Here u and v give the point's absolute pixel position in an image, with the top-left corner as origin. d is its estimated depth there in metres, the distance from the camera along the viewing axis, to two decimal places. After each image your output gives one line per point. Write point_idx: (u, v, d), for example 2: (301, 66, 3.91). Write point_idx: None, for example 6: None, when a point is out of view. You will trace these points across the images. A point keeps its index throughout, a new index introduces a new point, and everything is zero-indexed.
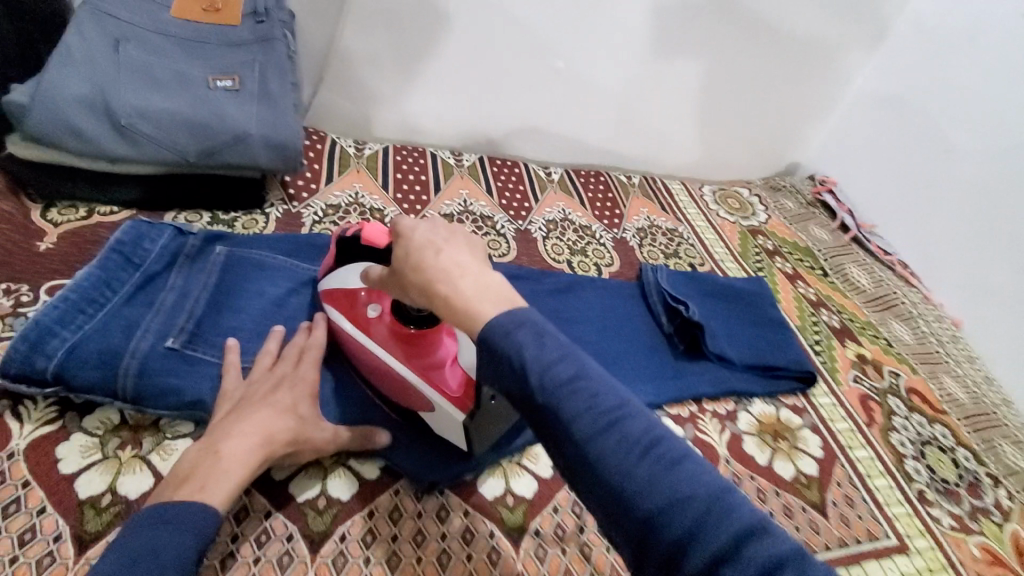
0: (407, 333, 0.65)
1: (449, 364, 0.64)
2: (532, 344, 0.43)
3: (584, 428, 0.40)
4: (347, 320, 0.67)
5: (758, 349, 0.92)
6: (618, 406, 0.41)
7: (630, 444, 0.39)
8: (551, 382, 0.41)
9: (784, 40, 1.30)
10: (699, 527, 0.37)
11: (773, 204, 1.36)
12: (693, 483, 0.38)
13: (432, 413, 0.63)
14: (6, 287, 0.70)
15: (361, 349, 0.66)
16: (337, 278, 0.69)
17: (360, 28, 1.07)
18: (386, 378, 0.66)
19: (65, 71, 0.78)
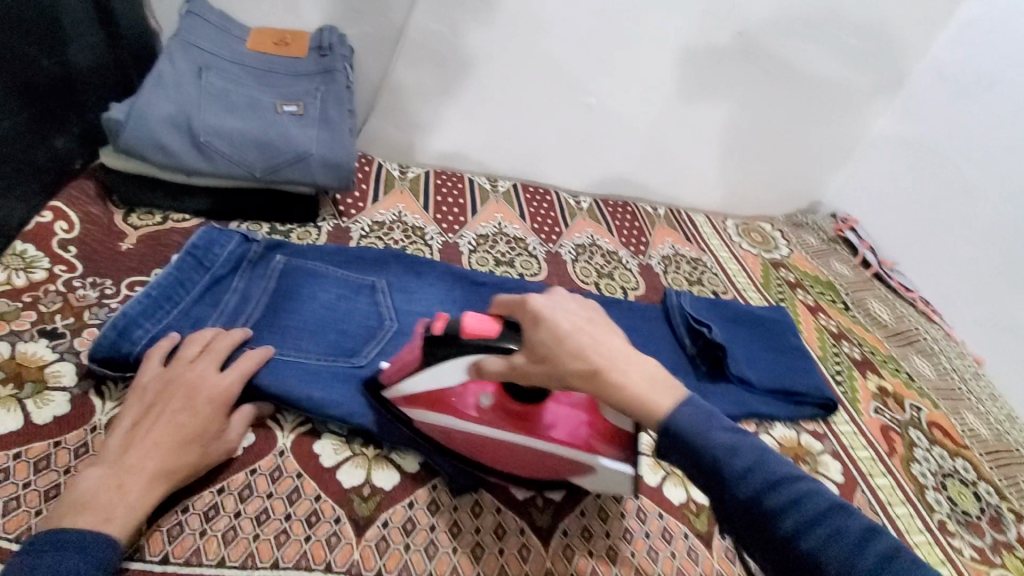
0: (522, 411, 0.64)
1: (574, 420, 0.65)
2: (660, 388, 0.55)
3: (712, 449, 0.50)
4: (454, 416, 0.65)
5: (780, 373, 0.95)
6: (737, 432, 0.51)
7: (748, 460, 0.49)
8: (680, 415, 0.52)
9: (809, 84, 1.35)
10: (818, 526, 0.45)
11: (796, 239, 1.40)
12: (806, 491, 0.47)
13: (597, 475, 0.64)
14: (92, 281, 0.77)
15: (483, 442, 0.65)
16: (431, 377, 0.65)
17: (412, 63, 1.16)
18: (521, 458, 0.65)
19: (157, 93, 0.87)
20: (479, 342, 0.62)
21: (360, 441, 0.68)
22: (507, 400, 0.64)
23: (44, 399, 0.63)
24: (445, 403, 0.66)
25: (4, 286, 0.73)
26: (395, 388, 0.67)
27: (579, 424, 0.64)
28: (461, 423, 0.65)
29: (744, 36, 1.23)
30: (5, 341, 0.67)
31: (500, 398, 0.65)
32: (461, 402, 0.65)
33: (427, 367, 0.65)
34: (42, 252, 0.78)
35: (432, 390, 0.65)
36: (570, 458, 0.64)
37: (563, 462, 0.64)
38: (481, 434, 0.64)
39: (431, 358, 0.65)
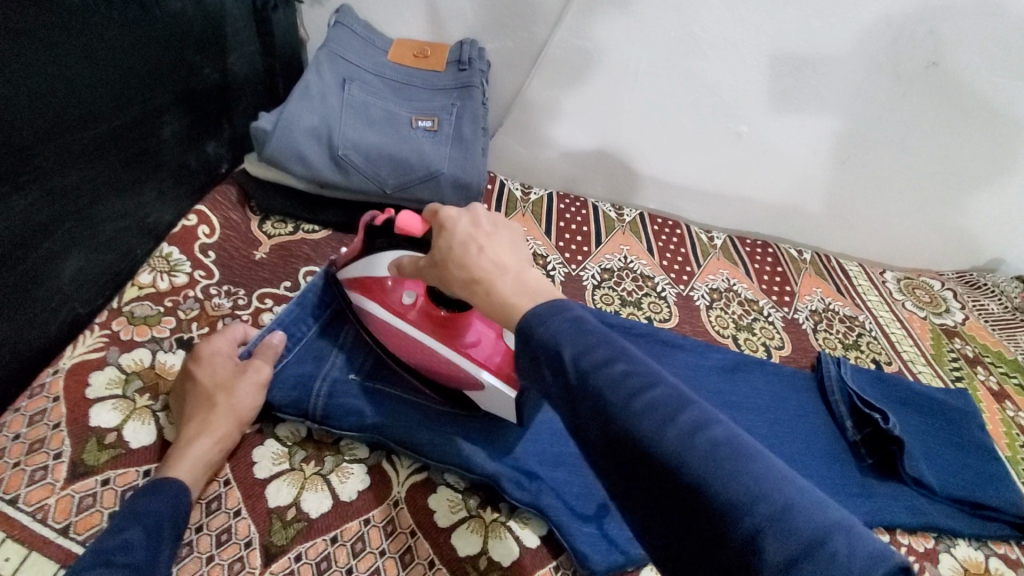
0: (444, 317, 0.64)
1: (493, 341, 0.63)
2: (568, 330, 0.44)
3: (624, 410, 0.39)
4: (379, 304, 0.67)
5: (966, 480, 0.78)
6: (652, 382, 0.40)
7: (659, 417, 0.38)
8: (583, 366, 0.41)
9: (1017, 124, 1.10)
10: (746, 502, 0.34)
11: (972, 304, 1.18)
12: (742, 458, 0.36)
13: (486, 394, 0.61)
14: (227, 290, 0.77)
15: (400, 337, 0.65)
16: (366, 264, 0.67)
17: (549, 81, 1.10)
18: (434, 361, 0.64)
19: (302, 104, 0.87)
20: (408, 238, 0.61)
21: (476, 501, 0.62)
22: (434, 306, 0.64)
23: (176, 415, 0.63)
24: (378, 293, 0.67)
25: (150, 288, 0.74)
26: (347, 269, 0.70)
27: (498, 351, 0.62)
28: (385, 312, 0.66)
29: (940, 67, 1.04)
30: (147, 346, 0.68)
31: (426, 302, 0.65)
32: (393, 297, 0.66)
33: (366, 255, 0.67)
34: (184, 256, 0.78)
35: (365, 276, 0.67)
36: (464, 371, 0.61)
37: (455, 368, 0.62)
38: (399, 327, 0.65)
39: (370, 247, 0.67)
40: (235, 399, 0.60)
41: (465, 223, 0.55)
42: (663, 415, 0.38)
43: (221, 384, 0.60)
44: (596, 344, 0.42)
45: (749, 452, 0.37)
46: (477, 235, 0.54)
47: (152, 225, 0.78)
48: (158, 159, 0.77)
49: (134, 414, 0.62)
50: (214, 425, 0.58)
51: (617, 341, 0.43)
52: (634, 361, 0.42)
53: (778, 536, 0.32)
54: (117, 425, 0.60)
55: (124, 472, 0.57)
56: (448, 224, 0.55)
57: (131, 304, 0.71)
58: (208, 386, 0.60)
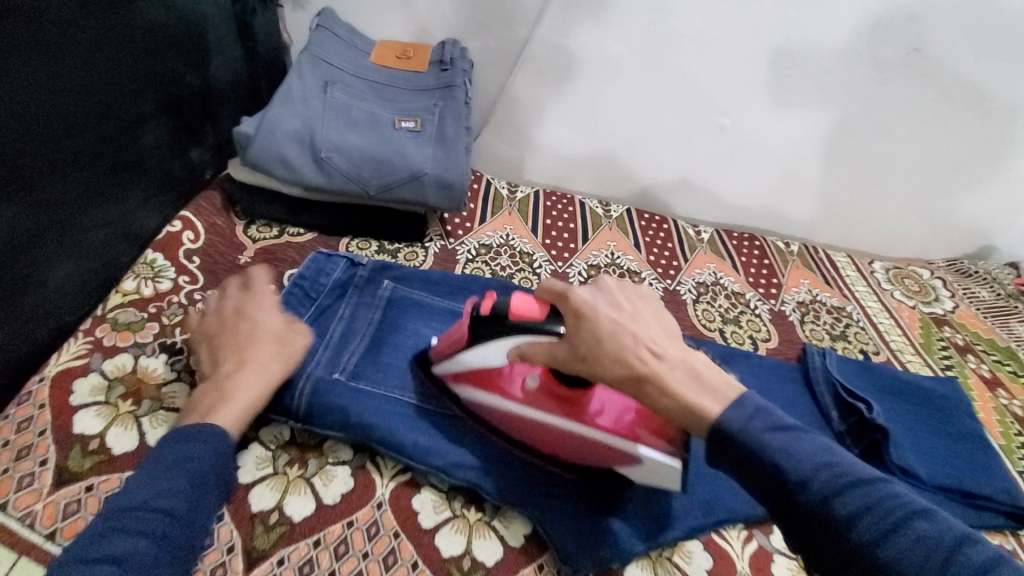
0: (567, 395, 0.61)
1: (620, 406, 0.62)
2: (731, 405, 0.49)
3: (748, 431, 0.47)
4: (499, 397, 0.64)
5: (955, 468, 0.78)
6: (827, 454, 0.46)
7: (834, 482, 0.43)
8: (757, 432, 0.47)
9: (1000, 108, 1.10)
10: (929, 557, 0.38)
11: (962, 292, 1.18)
12: (921, 519, 0.41)
13: (646, 467, 0.60)
14: (211, 294, 0.78)
15: (539, 427, 0.63)
16: (476, 355, 0.62)
17: (533, 79, 1.10)
18: (566, 441, 0.63)
19: (284, 108, 0.88)
20: (522, 324, 0.58)
21: (460, 502, 0.63)
22: (554, 383, 0.62)
23: (158, 420, 0.63)
24: (493, 384, 0.64)
25: (133, 294, 0.74)
26: (443, 363, 0.66)
27: (625, 411, 0.62)
28: (509, 403, 0.63)
29: (923, 54, 1.04)
30: (130, 352, 0.68)
31: (547, 380, 0.62)
32: (511, 385, 0.64)
33: (472, 346, 0.63)
34: (169, 262, 0.79)
35: (480, 371, 0.64)
36: (620, 450, 0.60)
37: (614, 450, 0.60)
38: (540, 420, 0.62)
39: (475, 337, 0.62)
40: (292, 347, 0.63)
41: (604, 303, 0.56)
42: (779, 436, 0.47)
43: (280, 334, 0.63)
44: (754, 413, 0.48)
45: (927, 517, 0.41)
46: (622, 320, 0.55)
47: (137, 232, 0.78)
48: (143, 166, 0.77)
49: (116, 420, 0.62)
50: (266, 369, 0.60)
51: (785, 418, 0.48)
52: (801, 433, 0.47)
53: (874, 519, 0.41)
54: (100, 432, 0.61)
55: (107, 478, 0.58)
56: (586, 309, 0.55)
57: (115, 311, 0.72)
58: (268, 332, 0.63)
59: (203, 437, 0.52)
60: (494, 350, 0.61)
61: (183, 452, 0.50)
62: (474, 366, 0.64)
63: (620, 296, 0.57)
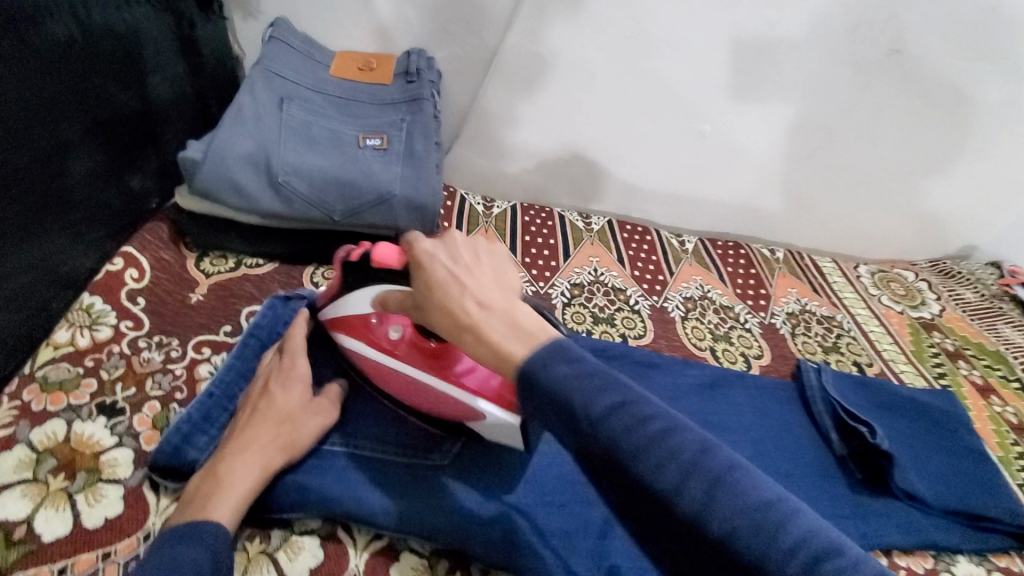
0: (433, 349, 0.62)
1: (480, 370, 0.60)
2: (569, 373, 0.41)
3: (638, 456, 0.37)
4: (365, 342, 0.64)
5: (960, 489, 0.75)
6: (667, 423, 0.39)
7: (683, 465, 0.37)
8: (595, 413, 0.39)
9: (978, 106, 1.09)
10: (763, 547, 0.34)
11: (948, 294, 1.17)
12: (762, 502, 0.36)
13: (490, 424, 0.58)
14: (158, 341, 0.70)
15: (395, 376, 0.63)
16: (351, 305, 0.66)
17: (504, 88, 1.04)
18: (419, 394, 0.62)
19: (235, 129, 0.80)
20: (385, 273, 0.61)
21: (444, 566, 0.57)
22: (422, 338, 0.63)
23: (96, 495, 0.56)
24: (363, 330, 0.64)
25: (67, 347, 0.66)
26: (325, 309, 0.70)
27: (489, 375, 0.59)
28: (365, 347, 0.64)
29: (903, 55, 1.02)
30: (62, 416, 0.60)
31: (411, 333, 0.63)
32: (377, 333, 0.64)
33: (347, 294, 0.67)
34: (109, 306, 0.71)
35: (352, 317, 0.65)
36: (462, 403, 0.58)
37: (456, 403, 0.59)
38: (394, 369, 0.62)
39: (345, 284, 0.67)
40: (299, 431, 0.59)
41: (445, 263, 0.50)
42: (684, 467, 0.37)
43: (290, 413, 0.59)
44: (604, 388, 0.40)
45: (770, 494, 0.36)
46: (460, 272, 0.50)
47: (69, 274, 0.70)
48: (71, 202, 0.69)
49: (47, 499, 0.54)
50: (266, 451, 0.56)
51: (628, 386, 0.40)
52: (644, 401, 0.40)
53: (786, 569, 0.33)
54: (27, 517, 0.53)
55: (35, 572, 0.50)
56: (423, 262, 0.51)
57: (46, 367, 0.64)
58: (277, 410, 0.59)
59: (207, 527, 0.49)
60: (360, 292, 0.65)
61: (181, 553, 0.46)
62: (350, 310, 0.66)
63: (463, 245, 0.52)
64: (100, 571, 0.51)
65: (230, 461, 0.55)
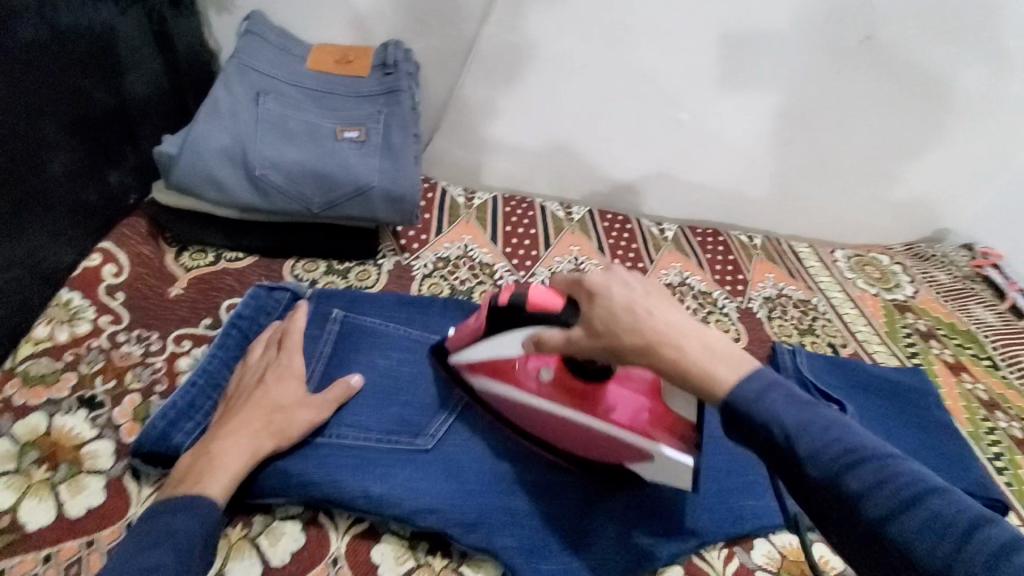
0: (583, 390, 0.61)
1: (639, 403, 0.60)
2: (740, 382, 0.47)
3: (821, 462, 0.43)
4: (517, 390, 0.63)
5: (929, 463, 0.77)
6: (844, 428, 0.45)
7: (846, 459, 0.43)
8: (776, 421, 0.45)
9: (948, 90, 1.11)
10: (945, 534, 0.40)
11: (922, 276, 1.19)
12: (927, 498, 0.41)
13: (659, 464, 0.59)
14: (138, 334, 0.70)
15: (572, 427, 0.61)
16: (491, 346, 0.63)
17: (483, 79, 1.05)
18: (578, 434, 0.62)
19: (210, 123, 0.80)
20: (542, 317, 0.58)
21: (424, 548, 0.58)
22: (574, 379, 0.61)
23: (78, 486, 0.56)
24: (474, 368, 0.65)
25: (46, 343, 0.66)
26: (461, 355, 0.66)
27: (641, 410, 0.60)
28: (528, 398, 0.62)
29: (874, 41, 1.03)
30: (43, 410, 0.61)
31: (559, 372, 0.62)
32: (524, 376, 0.63)
33: (489, 338, 0.63)
34: (88, 301, 0.71)
35: (495, 358, 0.63)
36: (634, 446, 0.59)
37: (632, 446, 0.59)
38: (554, 414, 0.61)
39: (494, 328, 0.63)
40: (290, 420, 0.59)
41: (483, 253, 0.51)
42: (855, 468, 0.43)
43: (284, 404, 0.59)
44: (786, 398, 0.46)
45: (932, 488, 0.42)
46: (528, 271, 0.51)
47: (46, 270, 0.70)
48: (49, 198, 0.69)
49: (30, 491, 0.56)
50: (257, 438, 0.57)
51: (796, 387, 0.47)
52: (829, 413, 0.46)
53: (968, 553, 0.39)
54: (11, 507, 0.54)
55: (21, 560, 0.52)
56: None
57: (26, 363, 0.64)
58: (271, 400, 0.59)
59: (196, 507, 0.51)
60: (509, 338, 0.61)
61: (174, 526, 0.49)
62: (488, 355, 0.63)
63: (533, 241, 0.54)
64: (83, 559, 0.52)
65: (222, 446, 0.55)
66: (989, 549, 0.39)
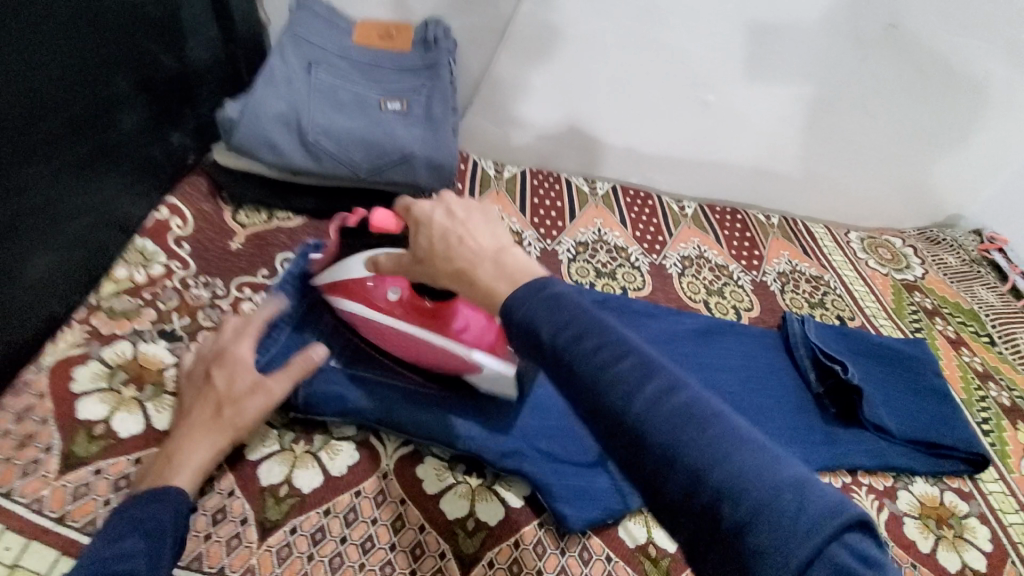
0: (431, 308, 0.67)
1: (478, 322, 0.67)
2: (543, 305, 0.44)
3: (597, 379, 0.41)
4: (366, 305, 0.68)
5: (923, 422, 0.83)
6: (623, 348, 0.42)
7: (629, 376, 0.40)
8: (561, 341, 0.42)
9: (966, 81, 1.15)
10: (702, 460, 0.37)
11: (931, 258, 1.23)
12: (700, 418, 0.39)
13: (485, 376, 0.65)
14: (205, 281, 0.79)
15: (392, 332, 0.67)
16: (343, 268, 0.69)
17: (515, 58, 1.10)
18: (419, 353, 0.67)
19: (269, 91, 0.87)
20: (386, 236, 0.66)
21: (462, 468, 0.65)
22: (419, 299, 0.67)
23: (162, 404, 0.65)
24: (361, 292, 0.68)
25: (127, 283, 0.75)
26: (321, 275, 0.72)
27: (486, 331, 0.67)
28: (373, 311, 0.67)
29: (896, 28, 1.07)
30: (128, 340, 0.69)
31: (410, 295, 0.67)
32: (376, 294, 0.68)
33: (342, 259, 0.70)
34: (158, 248, 0.80)
35: (346, 279, 0.68)
36: (464, 359, 0.65)
37: (462, 360, 0.65)
38: (398, 328, 0.66)
39: (347, 250, 0.70)
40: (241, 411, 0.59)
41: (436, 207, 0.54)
42: (637, 389, 0.40)
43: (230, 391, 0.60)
44: (570, 317, 0.43)
45: (711, 408, 0.40)
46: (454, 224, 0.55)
47: (126, 219, 0.79)
48: (123, 151, 0.77)
49: (120, 405, 0.63)
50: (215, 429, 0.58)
51: (576, 297, 0.45)
52: (615, 332, 0.43)
53: (722, 477, 0.36)
54: (104, 417, 0.62)
55: (115, 461, 0.59)
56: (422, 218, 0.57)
57: (110, 300, 0.73)
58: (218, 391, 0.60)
59: (165, 497, 0.52)
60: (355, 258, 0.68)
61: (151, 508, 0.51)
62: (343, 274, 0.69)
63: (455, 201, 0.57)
64: None
65: (178, 441, 0.57)
66: (762, 485, 0.36)
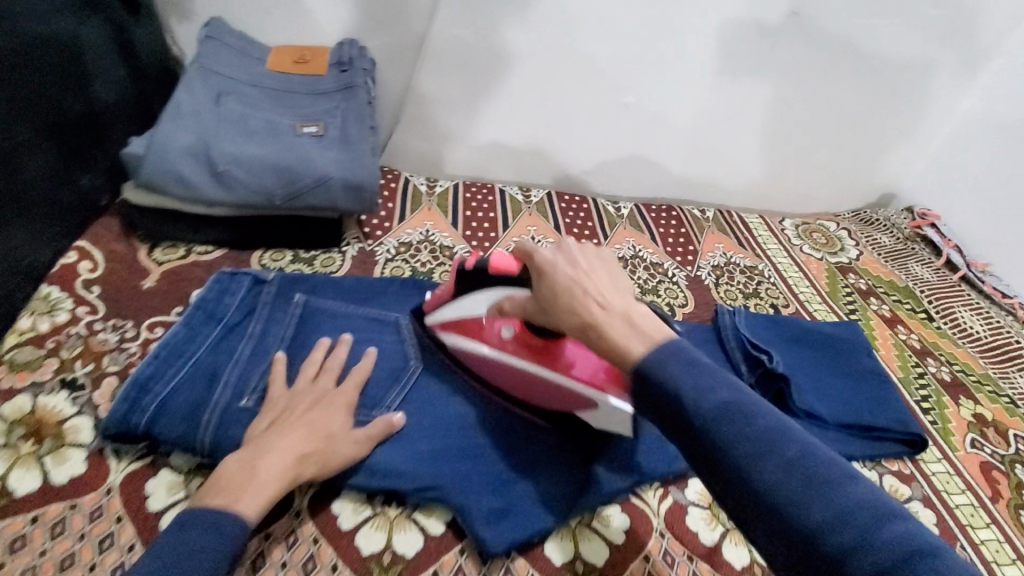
0: (543, 345, 0.71)
1: (590, 361, 0.69)
2: (670, 358, 0.49)
3: (714, 425, 0.45)
4: (474, 341, 0.74)
5: (855, 406, 0.83)
6: (741, 402, 0.46)
7: (746, 429, 0.44)
8: (683, 388, 0.47)
9: (876, 64, 1.18)
10: (821, 508, 0.40)
11: (865, 239, 1.26)
12: (823, 475, 0.42)
13: (605, 413, 0.67)
14: (114, 324, 0.76)
15: (514, 371, 0.72)
16: (460, 308, 0.75)
17: (434, 72, 1.10)
18: (541, 388, 0.71)
19: (175, 124, 0.85)
20: (504, 277, 0.69)
21: (380, 500, 0.64)
22: (532, 336, 0.71)
23: (62, 456, 0.63)
24: (467, 328, 0.75)
25: (29, 333, 0.72)
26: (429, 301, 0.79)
27: (597, 368, 0.68)
28: (495, 355, 0.72)
29: (799, 16, 1.09)
30: (27, 393, 0.67)
31: (523, 333, 0.71)
32: (490, 334, 0.73)
33: (462, 299, 0.75)
34: (65, 293, 0.77)
35: (462, 319, 0.75)
36: (585, 396, 0.67)
37: (582, 397, 0.68)
38: (504, 363, 0.72)
39: (462, 289, 0.74)
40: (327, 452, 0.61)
41: None
42: (754, 438, 0.44)
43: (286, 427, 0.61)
44: (697, 370, 0.48)
45: (836, 467, 0.43)
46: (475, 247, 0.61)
47: (31, 266, 0.76)
48: (26, 199, 0.74)
49: (16, 462, 0.61)
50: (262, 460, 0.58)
51: (703, 357, 0.50)
52: (739, 391, 0.47)
53: (848, 533, 0.39)
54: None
55: (10, 522, 0.57)
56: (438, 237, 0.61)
57: (11, 351, 0.70)
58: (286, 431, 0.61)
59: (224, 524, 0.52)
60: (484, 299, 0.73)
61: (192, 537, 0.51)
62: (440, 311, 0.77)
63: (575, 248, 0.61)
64: (67, 519, 0.59)
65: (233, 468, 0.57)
66: (912, 548, 0.37)
